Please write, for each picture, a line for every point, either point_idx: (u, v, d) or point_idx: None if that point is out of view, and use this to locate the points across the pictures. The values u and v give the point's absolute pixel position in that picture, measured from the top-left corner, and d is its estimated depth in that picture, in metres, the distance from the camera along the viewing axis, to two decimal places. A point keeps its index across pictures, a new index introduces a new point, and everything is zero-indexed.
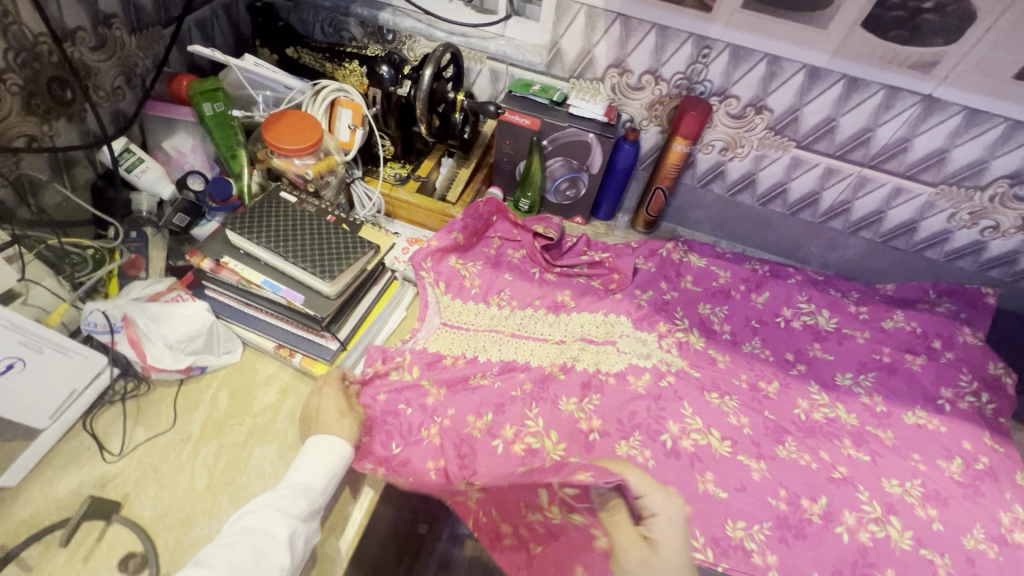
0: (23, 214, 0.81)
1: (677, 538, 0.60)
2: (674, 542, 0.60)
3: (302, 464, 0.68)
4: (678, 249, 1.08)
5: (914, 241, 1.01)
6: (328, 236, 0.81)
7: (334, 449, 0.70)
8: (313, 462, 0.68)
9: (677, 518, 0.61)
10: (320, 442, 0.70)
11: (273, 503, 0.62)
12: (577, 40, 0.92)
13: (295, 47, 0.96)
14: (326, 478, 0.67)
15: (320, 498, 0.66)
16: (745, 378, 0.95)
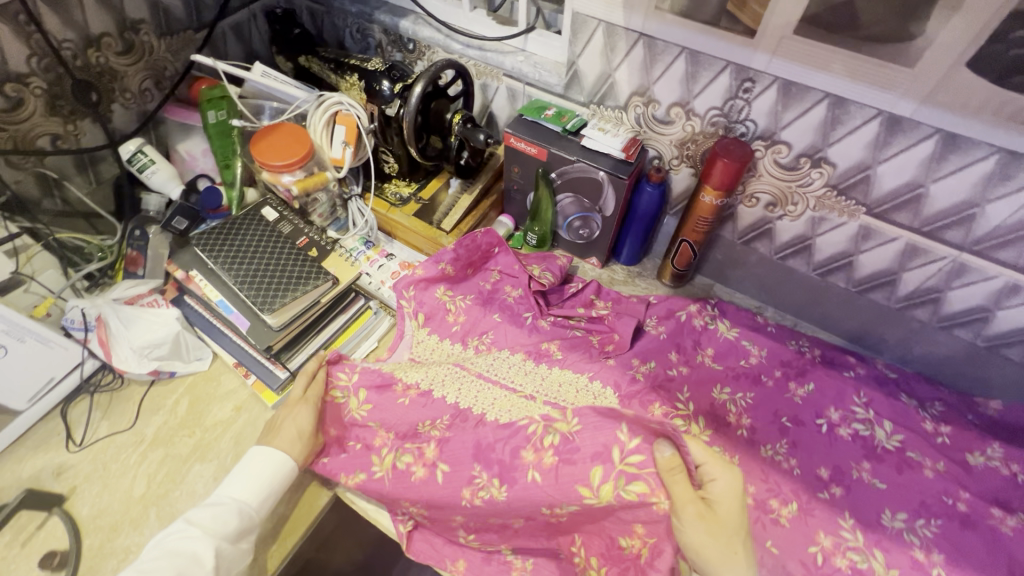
0: (48, 205, 0.87)
1: (733, 505, 0.60)
2: (730, 507, 0.59)
3: (236, 479, 0.68)
4: (704, 313, 0.91)
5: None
6: (295, 260, 0.78)
7: (271, 462, 0.69)
8: (248, 478, 0.67)
9: (731, 489, 0.61)
10: (259, 454, 0.69)
11: (196, 521, 0.63)
12: (596, 61, 0.78)
13: (307, 55, 0.94)
14: (262, 493, 0.67)
15: (252, 514, 0.66)
16: (751, 491, 0.75)
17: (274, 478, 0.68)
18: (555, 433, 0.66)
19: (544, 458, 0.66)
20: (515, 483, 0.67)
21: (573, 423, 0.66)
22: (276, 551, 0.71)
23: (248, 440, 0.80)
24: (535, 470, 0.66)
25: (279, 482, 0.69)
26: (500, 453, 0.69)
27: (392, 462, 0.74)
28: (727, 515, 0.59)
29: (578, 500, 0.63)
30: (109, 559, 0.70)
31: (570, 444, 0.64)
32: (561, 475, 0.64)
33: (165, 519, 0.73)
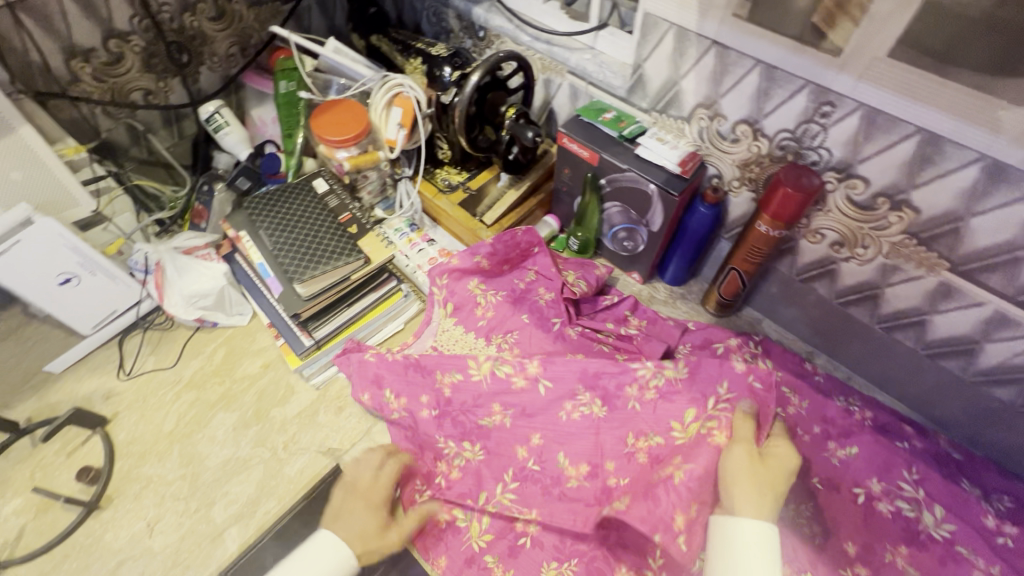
0: (137, 154, 0.95)
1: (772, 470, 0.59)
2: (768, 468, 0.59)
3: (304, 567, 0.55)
4: (745, 349, 0.84)
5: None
6: (336, 234, 0.80)
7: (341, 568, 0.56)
8: (309, 572, 0.55)
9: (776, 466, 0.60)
10: (327, 548, 0.57)
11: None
12: (663, 66, 0.73)
13: (378, 35, 0.95)
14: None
15: None
16: None
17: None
18: (661, 377, 0.72)
19: (645, 395, 0.72)
20: (616, 409, 0.72)
21: (682, 370, 0.73)
22: (275, 506, 0.75)
23: (269, 398, 0.84)
24: (636, 401, 0.72)
25: None
26: (605, 382, 0.74)
27: (491, 369, 0.77)
28: (763, 473, 0.59)
29: (666, 436, 0.69)
30: (134, 483, 0.77)
31: (670, 389, 0.71)
32: (657, 410, 0.70)
33: (185, 457, 0.79)
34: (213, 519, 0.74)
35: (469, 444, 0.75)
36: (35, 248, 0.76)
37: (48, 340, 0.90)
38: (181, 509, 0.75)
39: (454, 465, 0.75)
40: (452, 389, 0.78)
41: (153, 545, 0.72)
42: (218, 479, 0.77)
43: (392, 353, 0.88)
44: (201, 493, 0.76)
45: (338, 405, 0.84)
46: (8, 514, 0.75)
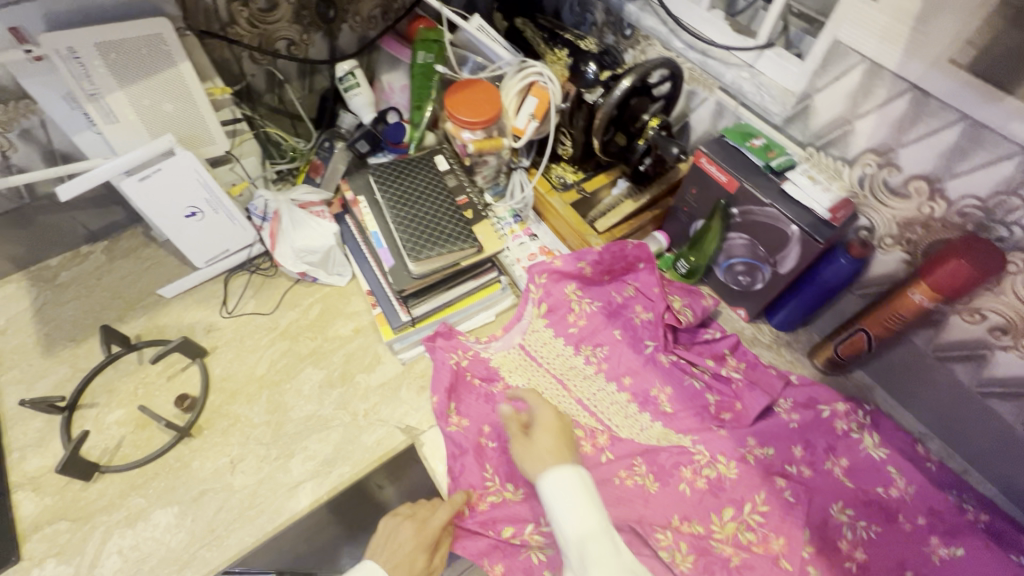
0: (269, 100, 0.98)
1: (549, 431, 0.69)
2: (544, 437, 0.68)
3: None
4: (854, 418, 0.78)
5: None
6: (452, 215, 0.79)
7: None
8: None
9: (548, 422, 0.71)
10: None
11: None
12: (837, 101, 0.67)
13: (524, 19, 0.92)
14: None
15: None
16: None
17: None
18: (713, 468, 0.75)
19: (698, 481, 0.74)
20: (668, 488, 0.74)
21: (731, 469, 0.75)
22: (348, 473, 0.76)
23: (356, 363, 0.85)
24: (688, 486, 0.74)
25: None
26: (663, 459, 0.76)
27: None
28: (541, 442, 0.68)
29: (706, 527, 0.72)
30: (223, 418, 0.80)
31: (722, 484, 0.74)
32: (703, 502, 0.73)
33: (271, 405, 0.81)
34: (290, 470, 0.76)
35: (512, 485, 0.75)
36: (172, 179, 0.81)
37: (165, 266, 0.96)
38: (262, 454, 0.77)
39: (485, 499, 0.73)
40: None
41: (234, 482, 0.75)
42: (299, 434, 0.79)
43: (479, 343, 0.87)
44: (282, 443, 0.78)
45: (421, 384, 0.84)
46: (110, 422, 0.80)
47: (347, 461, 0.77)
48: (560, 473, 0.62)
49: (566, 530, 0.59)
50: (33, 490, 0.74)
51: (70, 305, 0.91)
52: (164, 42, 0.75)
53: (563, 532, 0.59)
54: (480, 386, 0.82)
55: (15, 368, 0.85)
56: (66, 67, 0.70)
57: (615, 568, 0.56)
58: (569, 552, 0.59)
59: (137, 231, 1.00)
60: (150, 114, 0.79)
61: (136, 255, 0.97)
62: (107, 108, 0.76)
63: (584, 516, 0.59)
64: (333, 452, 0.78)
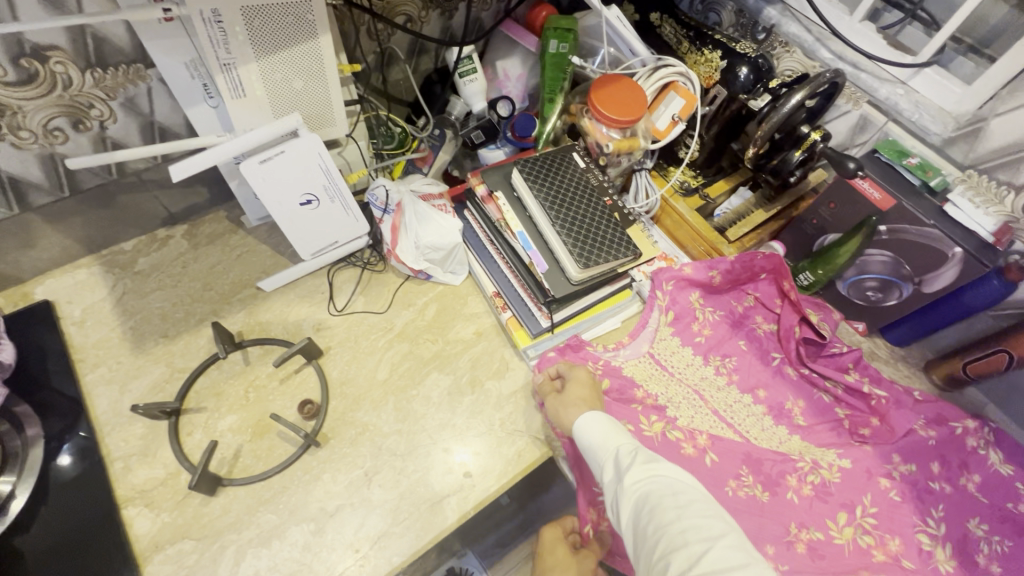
0: (374, 80, 0.90)
1: (580, 383, 0.73)
2: (576, 388, 0.72)
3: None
4: (980, 436, 0.80)
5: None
6: (608, 219, 0.76)
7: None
8: None
9: (580, 377, 0.74)
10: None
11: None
12: (1016, 128, 0.69)
13: (661, 14, 0.89)
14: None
15: None
16: None
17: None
18: (818, 474, 0.75)
19: (804, 488, 0.74)
20: (777, 497, 0.73)
21: (835, 474, 0.75)
22: (492, 485, 0.73)
23: (483, 368, 0.81)
24: (794, 493, 0.73)
25: None
26: (768, 468, 0.75)
27: (663, 430, 0.76)
28: (573, 394, 0.71)
29: (825, 532, 0.71)
30: (349, 426, 0.75)
31: (829, 487, 0.74)
32: (814, 508, 0.73)
33: (400, 412, 0.76)
34: (432, 484, 0.72)
35: None
36: (293, 163, 0.73)
37: (257, 255, 0.88)
38: (399, 467, 0.73)
39: None
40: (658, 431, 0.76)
41: (372, 496, 0.70)
42: (433, 444, 0.75)
43: (608, 351, 0.84)
44: (418, 453, 0.74)
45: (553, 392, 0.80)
46: (224, 429, 0.73)
47: (490, 474, 0.73)
48: (583, 417, 0.67)
49: (598, 458, 0.63)
50: (147, 505, 0.67)
51: (156, 296, 0.82)
52: (308, 11, 0.66)
53: (596, 460, 0.63)
54: (620, 391, 0.79)
55: (102, 367, 0.76)
56: (206, 32, 0.61)
57: (650, 473, 0.57)
58: (605, 474, 0.62)
59: (220, 214, 0.91)
60: (279, 89, 0.71)
61: (223, 242, 0.88)
62: (237, 80, 0.67)
63: (605, 440, 0.64)
64: (472, 464, 0.74)
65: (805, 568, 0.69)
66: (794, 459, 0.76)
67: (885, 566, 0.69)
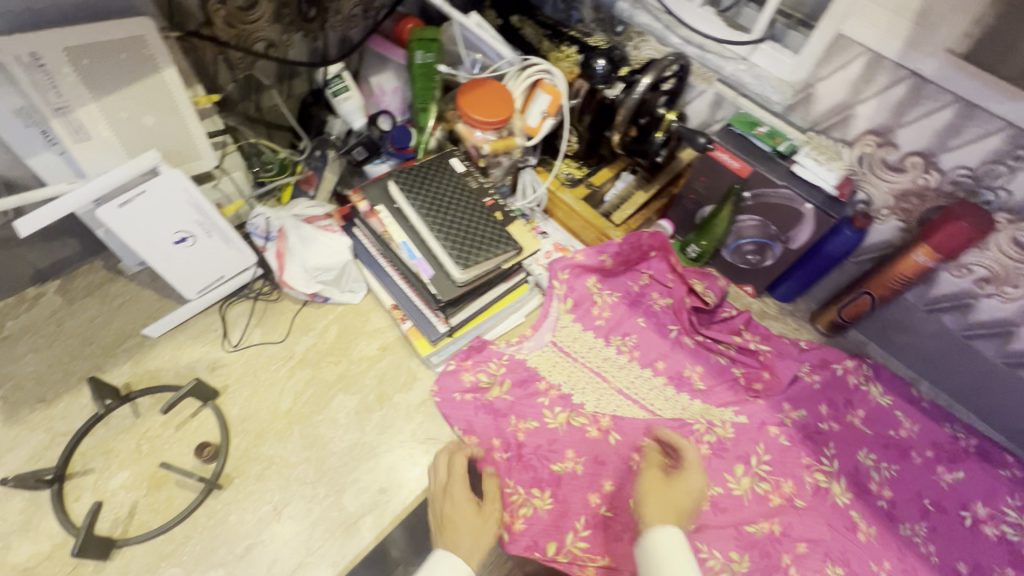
0: (244, 108, 0.89)
1: (690, 493, 0.67)
2: (686, 489, 0.67)
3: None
4: (860, 372, 0.87)
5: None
6: (488, 218, 0.77)
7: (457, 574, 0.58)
8: None
9: (695, 480, 0.68)
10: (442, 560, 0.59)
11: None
12: (839, 90, 0.74)
13: (521, 16, 0.92)
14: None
15: None
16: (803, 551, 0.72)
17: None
18: (713, 433, 0.79)
19: (701, 449, 0.78)
20: (679, 461, 0.77)
21: (729, 430, 0.80)
22: (406, 497, 0.72)
23: (390, 382, 0.81)
24: (693, 455, 0.77)
25: None
26: (668, 435, 0.79)
27: (567, 419, 0.79)
28: (676, 489, 0.67)
29: (724, 486, 0.75)
30: (253, 464, 0.72)
31: (724, 445, 0.78)
32: (713, 465, 0.77)
33: (307, 439, 0.75)
34: (345, 506, 0.71)
35: (540, 491, 0.74)
36: (158, 205, 0.70)
37: (141, 301, 0.84)
38: (309, 495, 0.71)
39: (518, 515, 0.72)
40: (562, 425, 0.79)
41: (283, 530, 0.68)
42: (345, 467, 0.73)
43: (512, 345, 0.86)
44: (329, 478, 0.72)
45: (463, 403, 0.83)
46: (115, 488, 0.69)
47: (403, 486, 0.73)
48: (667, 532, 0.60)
49: None
50: None
51: (29, 360, 0.77)
52: (146, 45, 0.65)
53: None
54: (525, 385, 0.81)
55: None
56: (28, 78, 0.58)
57: None
58: None
59: (96, 265, 0.86)
60: (127, 129, 0.68)
61: (101, 293, 0.84)
62: (78, 123, 0.64)
63: None
64: (384, 479, 0.73)
65: (707, 523, 0.72)
66: (690, 422, 0.80)
67: (781, 508, 0.75)
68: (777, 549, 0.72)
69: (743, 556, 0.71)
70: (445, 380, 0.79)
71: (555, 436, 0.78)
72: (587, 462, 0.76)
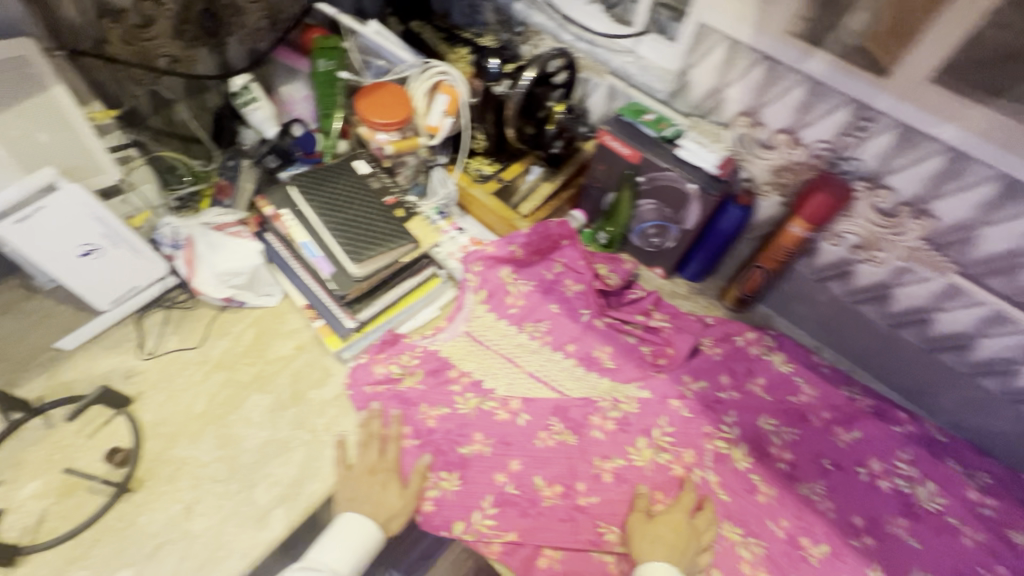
0: (154, 123, 0.90)
1: (675, 527, 0.71)
2: (668, 524, 0.71)
3: (329, 543, 0.67)
4: (761, 343, 0.91)
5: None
6: (385, 216, 0.81)
7: (363, 527, 0.68)
8: (341, 546, 0.66)
9: (677, 516, 0.72)
10: (351, 520, 0.68)
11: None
12: (709, 75, 0.79)
13: (419, 21, 0.97)
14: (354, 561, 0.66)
15: None
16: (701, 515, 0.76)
17: (364, 550, 0.67)
18: (618, 409, 0.83)
19: (606, 424, 0.81)
20: (584, 437, 0.80)
21: (633, 405, 0.83)
22: (316, 489, 0.74)
23: (305, 380, 0.83)
24: (599, 430, 0.80)
25: (365, 550, 0.67)
26: (574, 414, 0.82)
27: (477, 404, 0.82)
28: (662, 525, 0.71)
29: (626, 458, 0.78)
30: (165, 465, 0.74)
31: (628, 419, 0.82)
32: (617, 439, 0.80)
33: (220, 439, 0.77)
34: (255, 501, 0.72)
35: (447, 473, 0.76)
36: (59, 220, 0.71)
37: (56, 316, 0.85)
38: (220, 492, 0.73)
39: (428, 498, 0.74)
40: (473, 410, 0.81)
41: (193, 528, 0.70)
42: (256, 464, 0.75)
43: (426, 338, 0.88)
44: (239, 475, 0.74)
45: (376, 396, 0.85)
46: (25, 497, 0.70)
47: (313, 478, 0.75)
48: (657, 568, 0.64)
49: None
50: None
51: None
52: (28, 65, 0.68)
53: None
54: (436, 374, 0.84)
55: None
56: None
57: None
58: None
59: (12, 283, 0.87)
60: (22, 146, 0.71)
61: (17, 310, 0.85)
62: None
63: None
64: (295, 472, 0.75)
65: (609, 495, 0.75)
66: (596, 400, 0.83)
67: (681, 476, 0.78)
68: None
69: None
70: (357, 373, 0.82)
71: (465, 420, 0.80)
72: (494, 443, 0.78)
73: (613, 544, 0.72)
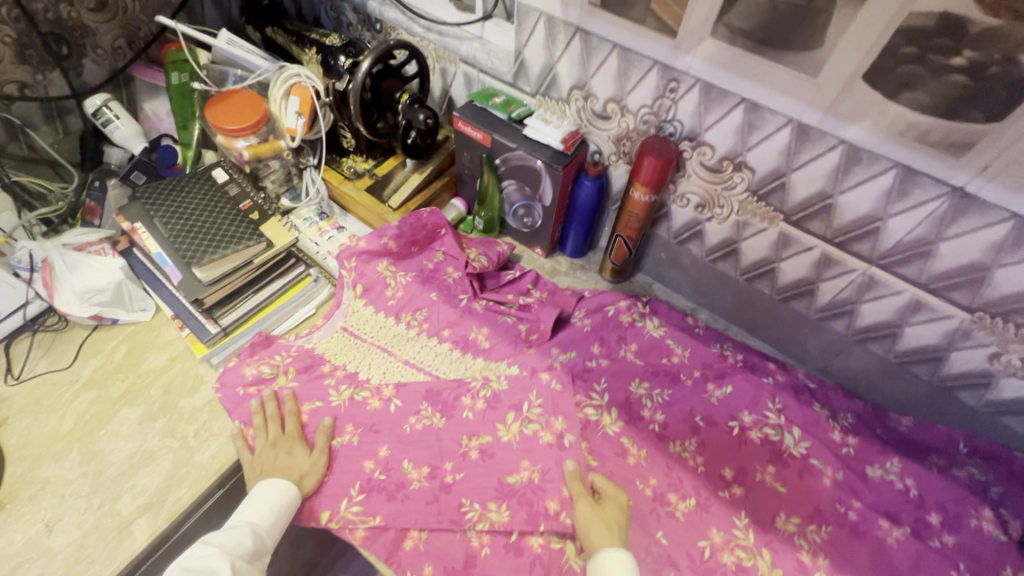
0: (15, 150, 0.89)
1: (619, 508, 0.71)
2: (614, 508, 0.71)
3: (250, 502, 0.68)
4: (634, 310, 0.93)
5: (986, 400, 0.77)
6: (235, 221, 0.86)
7: (280, 487, 0.70)
8: (259, 504, 0.67)
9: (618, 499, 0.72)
10: (268, 482, 0.70)
11: (215, 542, 0.62)
12: (539, 53, 0.81)
13: (273, 27, 0.99)
14: (273, 516, 0.67)
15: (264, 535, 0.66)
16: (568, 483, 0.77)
17: (284, 503, 0.69)
18: (488, 389, 0.84)
19: (476, 404, 0.82)
20: (453, 419, 0.81)
21: (503, 384, 0.84)
22: (183, 494, 0.75)
23: (177, 389, 0.83)
24: (468, 411, 0.81)
25: (287, 509, 0.69)
26: (445, 397, 0.83)
27: (350, 395, 0.82)
28: (608, 510, 0.71)
29: (493, 435, 0.79)
30: (28, 487, 0.74)
31: (498, 398, 0.83)
32: (485, 418, 0.81)
33: (86, 455, 0.77)
34: (119, 512, 0.73)
35: None
36: None
37: None
38: (83, 507, 0.73)
39: None
40: (345, 403, 0.82)
41: (53, 545, 0.70)
42: (123, 475, 0.76)
43: (302, 337, 0.89)
44: (104, 488, 0.74)
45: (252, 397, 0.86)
46: None
47: (180, 484, 0.75)
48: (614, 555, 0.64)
49: None
50: None
51: None
52: None
53: None
54: (308, 371, 0.84)
55: None
56: None
57: None
58: None
59: None
60: None
61: None
62: None
63: None
64: (163, 480, 0.75)
65: (473, 472, 0.77)
66: (468, 382, 0.84)
67: (549, 447, 0.79)
68: (543, 486, 0.76)
69: (501, 505, 0.74)
70: (227, 376, 0.81)
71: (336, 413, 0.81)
72: (362, 432, 0.79)
73: (475, 519, 0.73)
